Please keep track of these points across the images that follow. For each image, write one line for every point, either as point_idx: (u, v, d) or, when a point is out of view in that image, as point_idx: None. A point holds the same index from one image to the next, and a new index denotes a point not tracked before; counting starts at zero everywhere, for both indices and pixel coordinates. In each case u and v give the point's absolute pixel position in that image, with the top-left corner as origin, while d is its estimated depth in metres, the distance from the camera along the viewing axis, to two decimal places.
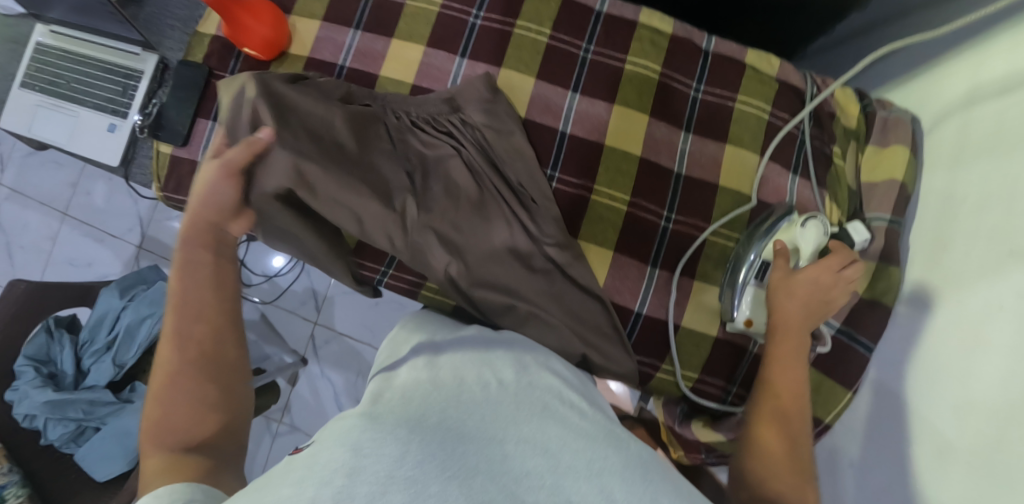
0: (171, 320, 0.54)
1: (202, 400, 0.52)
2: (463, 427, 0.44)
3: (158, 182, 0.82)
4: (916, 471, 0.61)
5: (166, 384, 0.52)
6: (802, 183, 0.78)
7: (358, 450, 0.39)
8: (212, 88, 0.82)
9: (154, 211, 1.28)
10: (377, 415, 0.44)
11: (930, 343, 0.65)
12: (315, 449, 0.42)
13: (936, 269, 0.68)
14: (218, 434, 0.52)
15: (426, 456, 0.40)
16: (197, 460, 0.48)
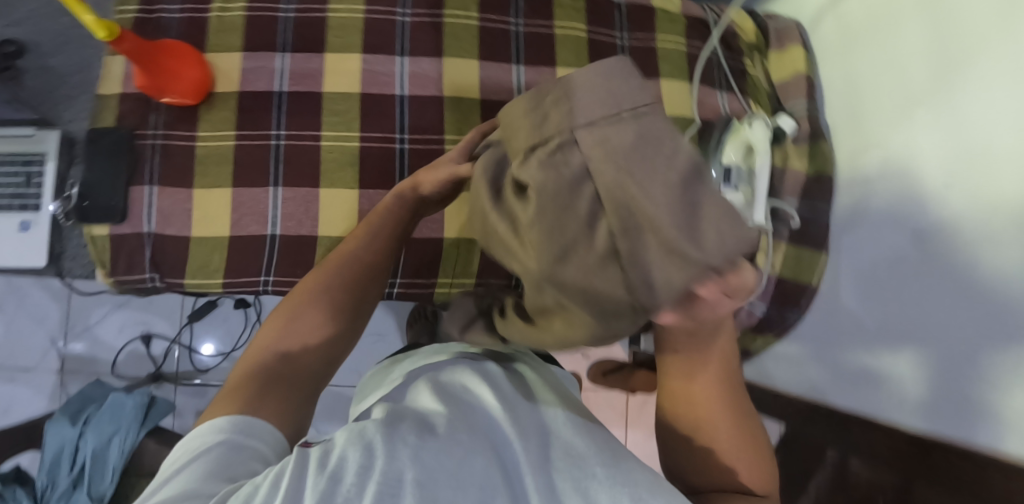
0: (359, 242, 0.58)
1: (319, 329, 0.53)
2: (481, 437, 0.41)
3: (103, 268, 0.73)
4: (901, 309, 0.67)
5: (306, 292, 0.54)
6: (730, 96, 0.88)
7: (372, 449, 0.37)
8: (139, 150, 0.74)
9: (67, 325, 1.12)
10: (394, 420, 0.41)
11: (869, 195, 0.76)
12: (321, 454, 0.38)
13: (857, 134, 0.80)
14: (321, 356, 0.52)
15: (434, 455, 0.37)
16: (282, 370, 0.49)
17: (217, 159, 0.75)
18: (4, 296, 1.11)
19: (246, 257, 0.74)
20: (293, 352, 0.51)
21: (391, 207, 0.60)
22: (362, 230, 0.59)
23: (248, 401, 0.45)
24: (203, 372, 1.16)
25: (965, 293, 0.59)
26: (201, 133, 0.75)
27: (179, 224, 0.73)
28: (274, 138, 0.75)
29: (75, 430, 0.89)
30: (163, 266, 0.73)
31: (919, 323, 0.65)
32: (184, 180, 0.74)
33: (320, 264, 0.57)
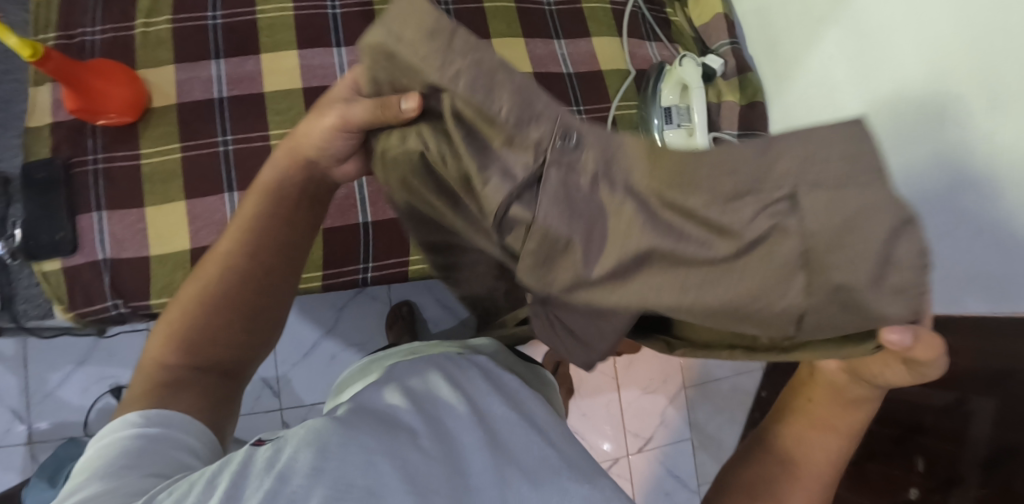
0: (246, 227, 0.49)
1: (225, 326, 0.47)
2: (451, 439, 0.42)
3: (60, 304, 0.69)
4: None
5: (201, 287, 0.48)
6: (659, 45, 0.93)
7: (323, 450, 0.37)
8: (79, 177, 0.71)
9: (27, 394, 1.03)
10: (353, 419, 0.41)
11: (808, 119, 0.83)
12: (270, 457, 0.38)
13: (777, 61, 0.88)
14: (228, 353, 0.48)
15: (388, 454, 0.38)
16: (182, 375, 0.46)
17: (165, 174, 0.73)
18: None
19: None
20: (192, 357, 0.47)
21: (282, 177, 0.50)
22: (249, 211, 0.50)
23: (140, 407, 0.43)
24: None
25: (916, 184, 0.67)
26: (144, 150, 0.73)
27: (135, 246, 0.71)
28: (221, 144, 0.74)
29: (56, 490, 0.83)
30: (126, 291, 0.70)
31: None
32: (133, 200, 0.72)
33: (202, 260, 0.49)
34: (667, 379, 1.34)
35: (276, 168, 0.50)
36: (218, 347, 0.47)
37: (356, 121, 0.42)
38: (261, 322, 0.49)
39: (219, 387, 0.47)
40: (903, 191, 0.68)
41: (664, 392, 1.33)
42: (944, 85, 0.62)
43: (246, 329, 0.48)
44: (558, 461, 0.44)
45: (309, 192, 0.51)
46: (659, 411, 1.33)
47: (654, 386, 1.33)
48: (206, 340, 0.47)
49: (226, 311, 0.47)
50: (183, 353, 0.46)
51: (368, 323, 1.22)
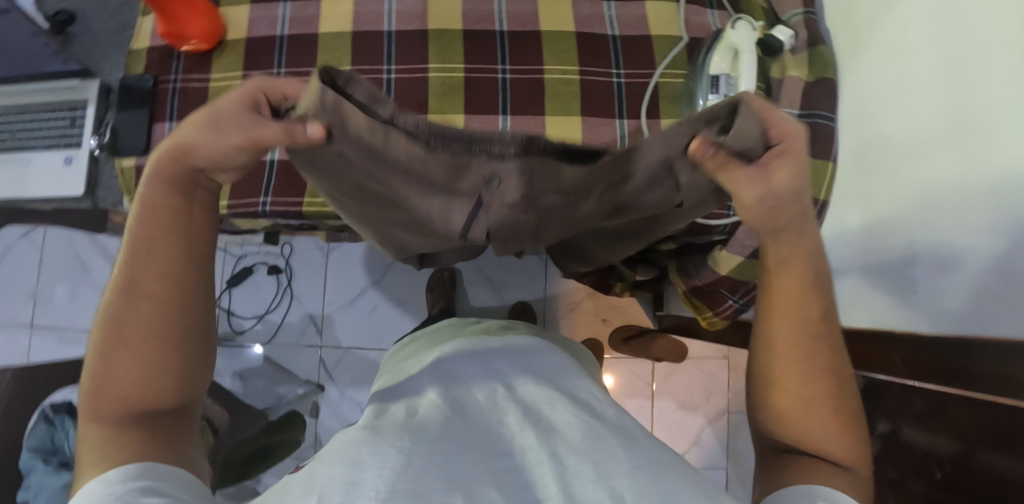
0: (133, 263, 0.47)
1: (150, 361, 0.47)
2: (483, 435, 0.51)
3: (130, 197, 0.80)
4: (913, 203, 0.68)
5: (108, 326, 0.47)
6: (721, 13, 0.86)
7: (357, 465, 0.44)
8: (161, 93, 0.83)
9: None
10: (376, 426, 0.51)
11: (880, 96, 0.73)
12: (311, 469, 0.47)
13: (855, 27, 0.78)
14: (158, 391, 0.48)
15: (428, 465, 0.45)
16: (116, 425, 0.47)
17: None
18: (72, 269, 1.23)
19: (248, 181, 0.81)
20: (121, 397, 0.47)
21: (145, 201, 0.47)
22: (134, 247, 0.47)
23: (104, 468, 0.45)
24: (239, 334, 1.26)
25: (964, 182, 0.60)
26: (214, 75, 0.83)
27: None
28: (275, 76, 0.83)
29: None
30: None
31: (929, 224, 0.65)
32: None
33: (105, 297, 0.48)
34: (709, 398, 1.31)
35: (155, 192, 0.47)
36: (130, 379, 0.47)
37: (266, 138, 0.41)
38: (186, 349, 0.48)
39: (168, 424, 0.49)
40: (943, 206, 0.63)
41: (703, 408, 1.30)
42: (1004, 66, 0.54)
43: (168, 359, 0.47)
44: (579, 434, 0.50)
45: (200, 199, 0.48)
46: (694, 429, 1.29)
47: (693, 402, 1.31)
48: (137, 379, 0.47)
49: (146, 345, 0.47)
50: (113, 405, 0.47)
51: (411, 280, 1.27)
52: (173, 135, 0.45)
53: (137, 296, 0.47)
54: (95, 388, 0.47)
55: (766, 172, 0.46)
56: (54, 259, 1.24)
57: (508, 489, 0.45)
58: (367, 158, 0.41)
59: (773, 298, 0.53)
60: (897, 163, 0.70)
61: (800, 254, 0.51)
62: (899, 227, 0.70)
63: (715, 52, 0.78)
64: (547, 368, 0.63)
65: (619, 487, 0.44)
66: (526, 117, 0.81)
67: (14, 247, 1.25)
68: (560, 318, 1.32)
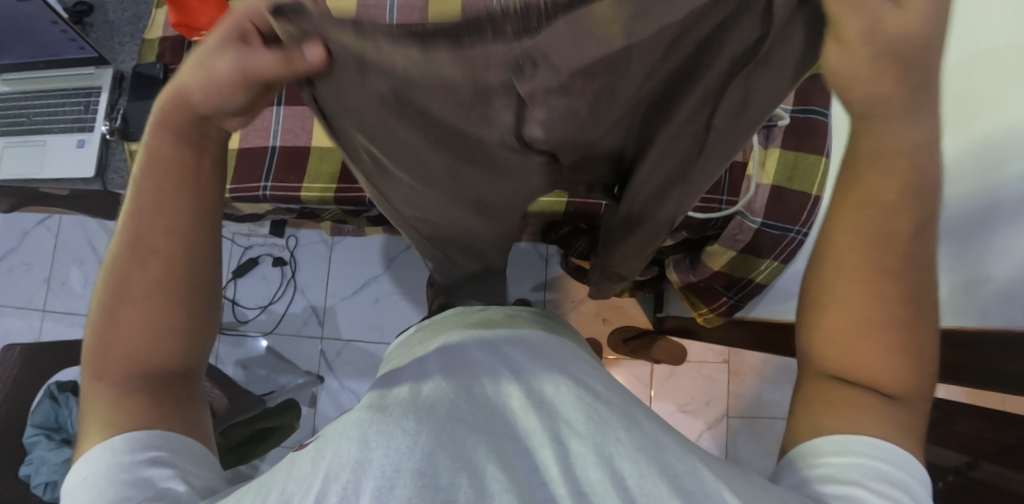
0: (140, 208, 0.44)
1: (158, 317, 0.44)
2: (493, 416, 0.41)
3: None
4: None
5: (113, 282, 0.44)
6: None
7: (365, 443, 0.36)
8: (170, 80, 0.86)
9: None
10: (381, 404, 0.42)
11: None
12: (318, 446, 0.38)
13: None
14: (171, 344, 0.45)
15: (437, 448, 0.36)
16: (124, 384, 0.43)
17: None
18: (86, 256, 1.29)
19: (250, 166, 0.83)
20: (129, 352, 0.44)
21: (151, 153, 0.44)
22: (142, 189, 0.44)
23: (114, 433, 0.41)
24: (244, 323, 1.29)
25: (977, 171, 0.60)
26: None
27: None
28: None
29: None
30: None
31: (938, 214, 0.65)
32: None
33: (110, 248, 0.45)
34: (709, 402, 1.29)
35: (166, 139, 0.43)
36: (139, 337, 0.44)
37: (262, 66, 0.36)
38: (189, 313, 0.46)
39: (175, 384, 0.45)
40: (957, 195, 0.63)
41: (703, 411, 1.29)
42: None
43: (177, 317, 0.45)
44: (590, 411, 0.40)
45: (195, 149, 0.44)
46: (694, 433, 1.28)
47: (693, 406, 1.29)
48: (142, 336, 0.44)
49: (151, 303, 0.44)
50: (116, 364, 0.43)
51: (412, 275, 1.28)
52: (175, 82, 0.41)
53: (146, 250, 0.44)
54: (103, 343, 0.44)
55: (892, 13, 0.31)
56: (69, 245, 1.29)
57: (513, 469, 0.36)
58: (387, 103, 0.33)
59: (845, 202, 0.41)
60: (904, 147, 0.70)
61: (901, 148, 0.38)
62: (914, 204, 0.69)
63: None
64: (554, 345, 0.53)
65: (621, 469, 0.36)
66: None
67: (32, 233, 1.30)
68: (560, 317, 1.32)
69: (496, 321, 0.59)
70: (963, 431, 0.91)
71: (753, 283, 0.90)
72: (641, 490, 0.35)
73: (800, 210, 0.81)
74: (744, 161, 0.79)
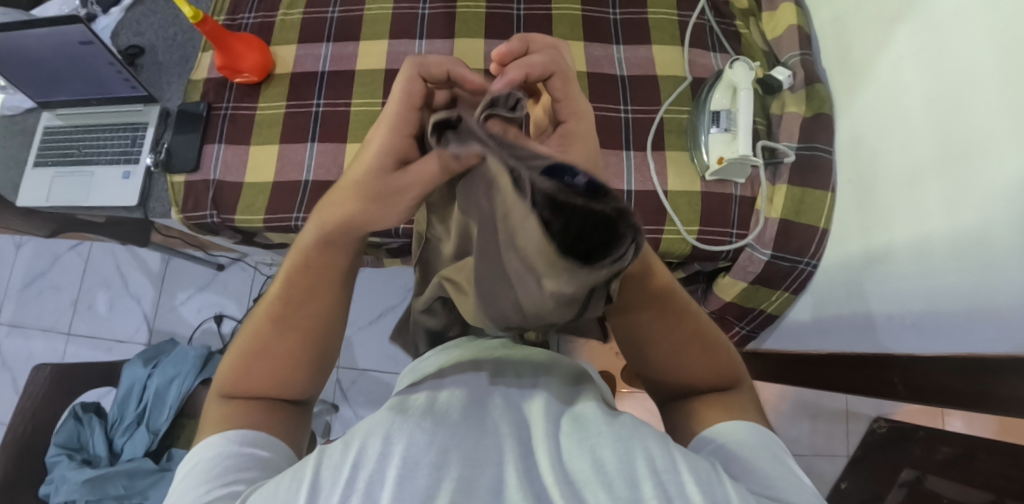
0: (284, 296, 0.51)
1: (281, 372, 0.51)
2: (513, 416, 0.43)
3: (176, 207, 0.90)
4: (901, 233, 0.70)
5: (255, 342, 0.51)
6: (724, 57, 0.94)
7: (389, 436, 0.40)
8: (213, 117, 0.93)
9: (157, 305, 1.31)
10: (407, 398, 0.44)
11: (875, 132, 0.76)
12: (346, 438, 0.41)
13: (849, 66, 0.83)
14: (292, 372, 0.52)
15: (454, 446, 0.40)
16: (246, 404, 0.50)
17: (270, 122, 0.92)
18: (113, 281, 1.33)
19: (284, 195, 0.88)
20: (260, 386, 0.51)
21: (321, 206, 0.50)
22: (281, 292, 0.51)
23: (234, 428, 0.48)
24: None
25: (956, 202, 0.63)
26: (261, 103, 0.93)
27: (235, 173, 0.90)
28: (314, 106, 0.92)
29: (145, 370, 1.07)
30: (221, 205, 0.89)
31: (926, 251, 0.66)
32: (243, 138, 0.91)
33: (258, 311, 0.53)
34: None
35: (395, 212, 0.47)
36: (268, 379, 0.51)
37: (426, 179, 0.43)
38: (311, 369, 0.53)
39: (284, 411, 0.52)
40: (937, 233, 0.65)
41: None
42: (996, 98, 0.58)
43: (298, 374, 0.52)
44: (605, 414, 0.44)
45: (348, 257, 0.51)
46: None
47: None
48: (277, 378, 0.51)
49: (275, 366, 0.51)
50: (243, 393, 0.51)
51: None
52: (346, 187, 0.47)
53: (276, 328, 0.51)
54: (243, 367, 0.51)
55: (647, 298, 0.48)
56: (97, 269, 1.34)
57: (521, 468, 0.39)
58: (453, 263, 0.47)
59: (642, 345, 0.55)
60: (889, 193, 0.73)
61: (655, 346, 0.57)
62: (893, 246, 0.71)
63: (716, 91, 0.85)
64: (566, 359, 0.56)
65: (604, 458, 0.39)
66: None
67: (63, 258, 1.36)
68: (573, 350, 1.33)
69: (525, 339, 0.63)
70: (985, 467, 0.90)
71: (765, 314, 0.91)
72: (621, 478, 0.38)
73: (809, 241, 0.83)
74: (752, 197, 0.87)
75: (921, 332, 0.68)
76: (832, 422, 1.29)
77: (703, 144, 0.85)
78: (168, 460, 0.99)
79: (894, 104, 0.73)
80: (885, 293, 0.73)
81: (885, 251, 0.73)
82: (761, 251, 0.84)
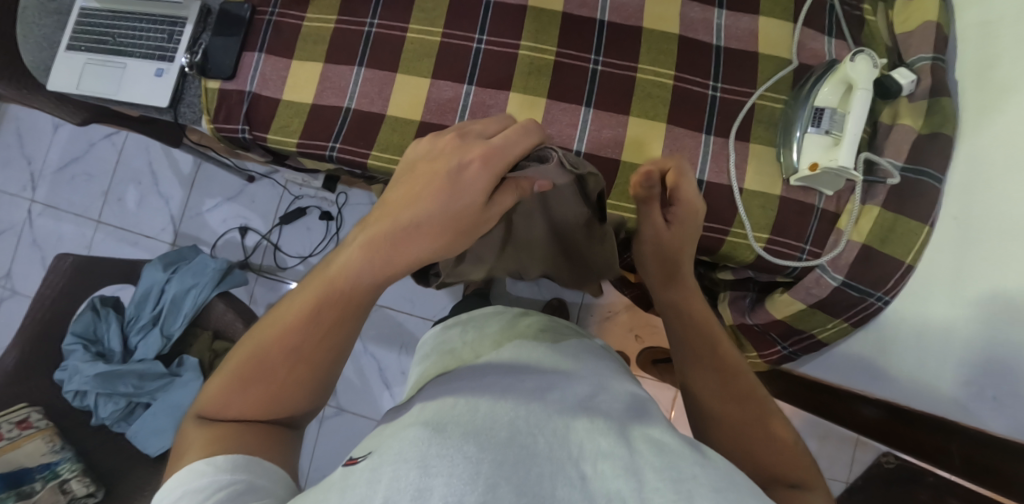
0: (309, 302, 0.44)
1: (280, 393, 0.44)
2: (569, 442, 0.38)
3: (208, 117, 0.84)
4: (1010, 295, 0.61)
5: (254, 357, 0.44)
6: (838, 44, 0.80)
7: (426, 468, 0.34)
8: (256, 23, 0.85)
9: (185, 208, 1.29)
10: (441, 417, 0.39)
11: (1004, 171, 0.65)
12: (373, 463, 0.36)
13: (988, 81, 0.70)
14: (291, 399, 0.45)
15: (501, 482, 0.34)
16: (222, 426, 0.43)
17: (316, 37, 0.83)
18: (144, 175, 1.30)
19: (321, 124, 0.80)
20: (246, 410, 0.44)
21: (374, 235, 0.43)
22: (306, 309, 0.44)
23: (224, 450, 0.41)
24: (282, 270, 1.26)
25: None
26: (309, 15, 0.84)
27: (273, 89, 0.82)
28: (366, 26, 0.82)
29: (164, 274, 1.05)
30: (254, 123, 0.82)
31: None
32: (287, 52, 0.83)
33: (269, 320, 0.45)
34: None
35: (425, 244, 0.43)
36: (252, 406, 0.44)
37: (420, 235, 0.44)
38: (315, 395, 0.46)
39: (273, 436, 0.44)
40: None
41: None
42: None
43: (296, 406, 0.45)
44: (689, 451, 0.39)
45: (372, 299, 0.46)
46: None
47: None
48: (267, 403, 0.44)
49: (271, 389, 0.44)
50: (231, 410, 0.43)
51: None
52: (402, 247, 0.43)
53: (281, 354, 0.44)
54: (234, 380, 0.44)
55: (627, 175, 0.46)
56: (130, 162, 1.31)
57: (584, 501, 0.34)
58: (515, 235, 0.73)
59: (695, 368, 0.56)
60: (1003, 245, 0.63)
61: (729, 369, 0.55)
62: (989, 306, 0.63)
63: (827, 84, 0.73)
64: (592, 369, 0.50)
65: None
66: (608, 113, 0.78)
67: (97, 144, 1.32)
68: (594, 325, 1.29)
69: (536, 338, 0.57)
70: None
71: (813, 340, 0.83)
72: None
73: (888, 275, 0.74)
74: (836, 212, 0.77)
75: (1000, 404, 0.62)
76: (841, 444, 1.24)
77: (796, 143, 0.74)
78: (178, 366, 1.00)
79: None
80: (973, 358, 0.65)
81: (980, 306, 0.64)
82: (833, 275, 0.75)
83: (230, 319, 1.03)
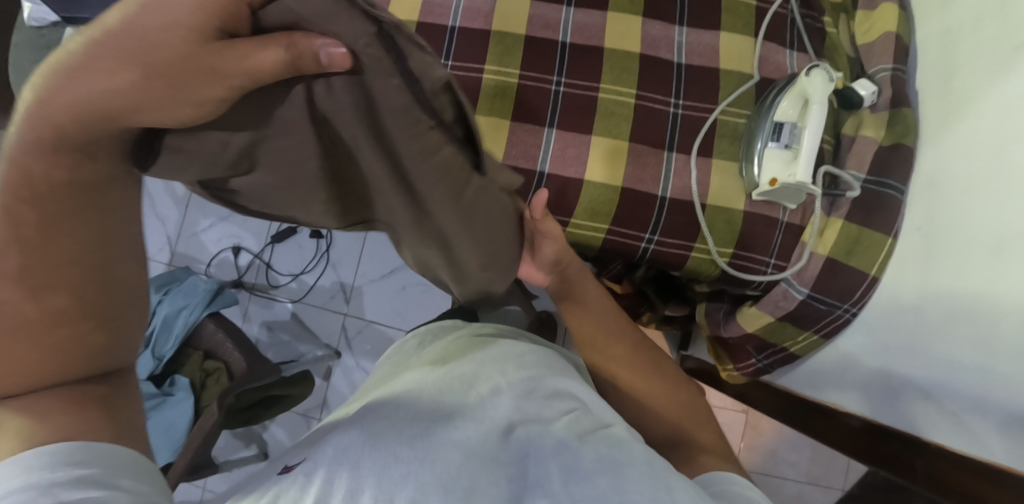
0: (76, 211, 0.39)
1: (61, 346, 0.39)
2: (489, 449, 0.46)
3: None
4: (966, 303, 0.61)
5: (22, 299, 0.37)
6: (801, 57, 0.81)
7: (357, 474, 0.41)
8: None
9: (180, 229, 1.33)
10: (375, 429, 0.46)
11: (960, 181, 0.66)
12: (307, 471, 0.43)
13: (948, 92, 0.70)
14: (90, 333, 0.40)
15: (427, 477, 0.41)
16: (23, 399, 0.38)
17: None
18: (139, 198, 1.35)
19: None
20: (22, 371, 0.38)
21: (74, 50, 0.34)
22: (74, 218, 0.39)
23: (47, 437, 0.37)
24: (274, 288, 1.32)
25: None
26: None
27: None
28: None
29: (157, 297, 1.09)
30: None
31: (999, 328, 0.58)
32: None
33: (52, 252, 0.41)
34: None
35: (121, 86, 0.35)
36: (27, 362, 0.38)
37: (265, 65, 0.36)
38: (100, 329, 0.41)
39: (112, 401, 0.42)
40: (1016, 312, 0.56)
41: None
42: None
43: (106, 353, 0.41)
44: (589, 450, 0.47)
45: (112, 163, 0.41)
46: None
47: None
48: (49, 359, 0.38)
49: (48, 345, 0.38)
50: (12, 390, 0.38)
51: None
52: (79, 86, 0.35)
53: (24, 294, 0.37)
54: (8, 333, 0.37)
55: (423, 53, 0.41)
56: None
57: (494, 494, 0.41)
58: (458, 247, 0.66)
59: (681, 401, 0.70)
60: (961, 255, 0.63)
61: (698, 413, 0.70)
62: (952, 317, 0.63)
63: (786, 97, 0.73)
64: (515, 371, 0.57)
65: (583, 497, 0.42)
66: (571, 132, 0.79)
67: None
68: None
69: (461, 342, 0.64)
70: None
71: (785, 353, 0.83)
72: None
73: (854, 287, 0.74)
74: (801, 225, 0.77)
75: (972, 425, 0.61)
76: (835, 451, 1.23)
77: (756, 157, 0.74)
78: (171, 386, 1.04)
79: (1007, 154, 0.60)
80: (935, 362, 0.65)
81: (943, 315, 0.64)
82: (801, 289, 0.75)
83: (220, 338, 1.06)
